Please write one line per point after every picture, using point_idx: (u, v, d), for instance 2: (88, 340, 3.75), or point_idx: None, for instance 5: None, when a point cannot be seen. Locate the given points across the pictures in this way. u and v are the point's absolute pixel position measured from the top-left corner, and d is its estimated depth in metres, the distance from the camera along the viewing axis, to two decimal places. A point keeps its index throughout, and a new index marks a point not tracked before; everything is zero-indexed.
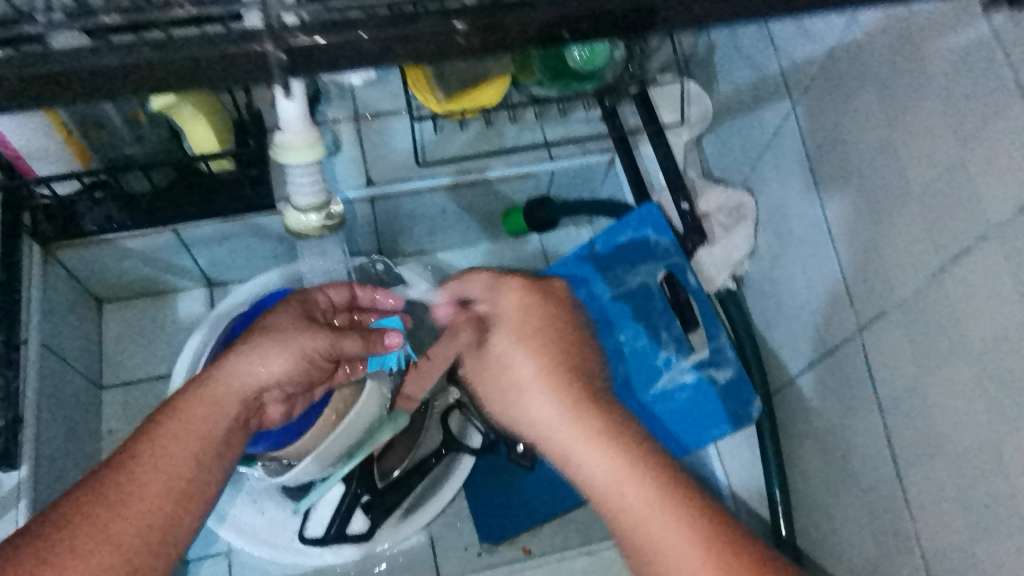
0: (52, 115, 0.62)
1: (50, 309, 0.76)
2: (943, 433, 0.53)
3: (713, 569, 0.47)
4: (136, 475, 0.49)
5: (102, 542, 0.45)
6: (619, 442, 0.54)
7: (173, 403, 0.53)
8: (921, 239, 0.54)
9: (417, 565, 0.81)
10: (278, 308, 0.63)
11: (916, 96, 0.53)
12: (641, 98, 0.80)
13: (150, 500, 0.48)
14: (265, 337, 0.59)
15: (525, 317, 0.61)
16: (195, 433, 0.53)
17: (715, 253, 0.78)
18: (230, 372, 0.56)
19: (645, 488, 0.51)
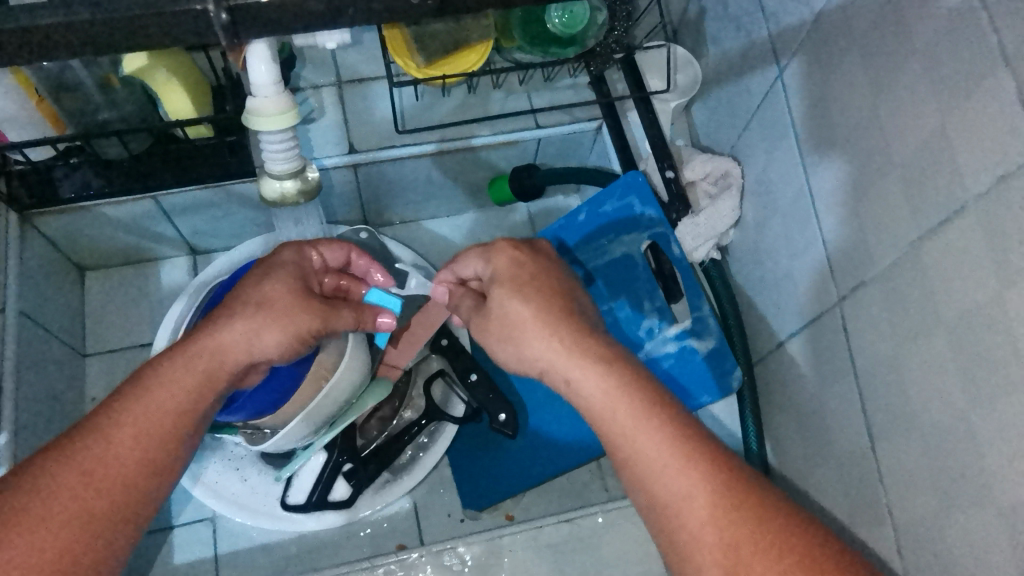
0: (19, 75, 0.62)
1: (28, 277, 0.75)
2: (915, 404, 0.53)
3: (726, 508, 0.45)
4: (114, 445, 0.48)
5: (71, 513, 0.45)
6: (627, 378, 0.51)
7: (158, 369, 0.51)
8: (900, 209, 0.53)
9: (401, 531, 0.83)
10: (274, 270, 0.58)
11: (900, 62, 0.52)
12: (627, 63, 0.81)
13: (125, 472, 0.48)
14: (257, 306, 0.56)
15: (520, 270, 0.57)
16: (179, 407, 0.51)
17: (700, 223, 0.77)
18: (223, 345, 0.54)
19: (642, 416, 0.49)
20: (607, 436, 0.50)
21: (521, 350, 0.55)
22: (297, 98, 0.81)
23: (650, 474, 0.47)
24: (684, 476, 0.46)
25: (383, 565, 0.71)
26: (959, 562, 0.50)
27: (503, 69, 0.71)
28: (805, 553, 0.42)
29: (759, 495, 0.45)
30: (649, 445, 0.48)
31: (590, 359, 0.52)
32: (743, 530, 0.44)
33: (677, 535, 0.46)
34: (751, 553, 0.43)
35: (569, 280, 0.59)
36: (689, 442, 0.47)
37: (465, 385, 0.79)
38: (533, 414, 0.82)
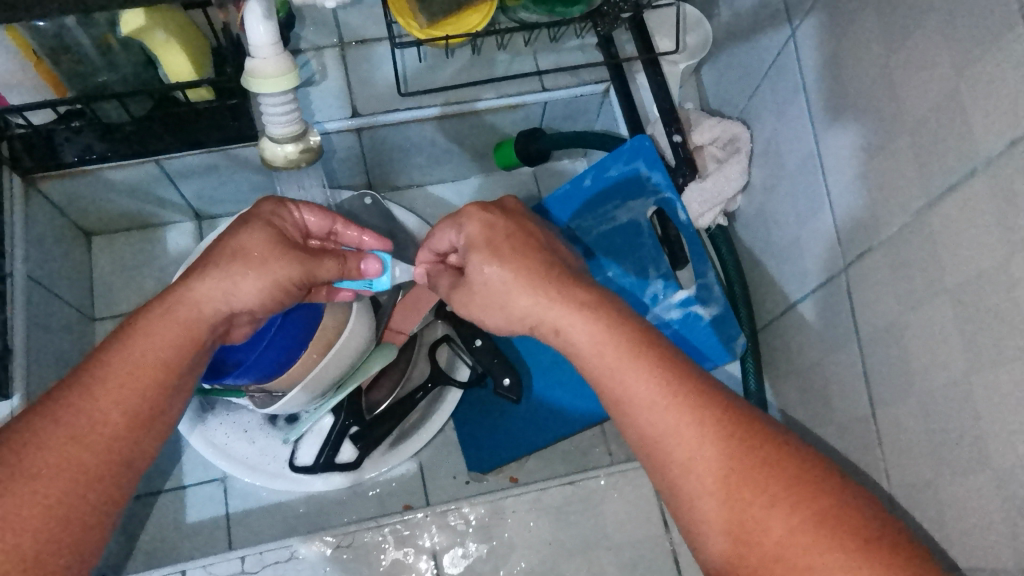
0: (15, 36, 0.62)
1: (35, 242, 0.76)
2: (916, 371, 0.53)
3: (716, 442, 0.45)
4: (98, 399, 0.47)
5: (61, 469, 0.44)
6: (610, 321, 0.50)
7: (136, 325, 0.50)
8: (910, 173, 0.52)
9: (408, 492, 0.84)
10: (247, 222, 0.57)
11: (915, 19, 0.50)
12: (636, 23, 0.78)
13: (112, 425, 0.47)
14: (231, 258, 0.54)
15: (494, 235, 0.55)
16: (160, 358, 0.50)
17: (707, 188, 0.78)
18: (201, 296, 0.53)
19: (630, 356, 0.48)
20: (596, 378, 0.50)
21: (509, 309, 0.54)
22: (299, 60, 0.79)
23: (639, 412, 0.47)
24: (671, 411, 0.46)
25: (388, 524, 0.72)
26: (953, 524, 0.50)
27: (506, 30, 0.70)
28: (794, 480, 0.43)
29: (747, 426, 0.46)
30: (635, 383, 0.47)
31: (574, 307, 0.51)
32: (731, 458, 0.44)
33: (667, 465, 0.47)
34: (742, 481, 0.44)
35: (542, 231, 0.58)
36: (676, 377, 0.47)
37: (470, 350, 0.80)
38: (537, 379, 0.83)
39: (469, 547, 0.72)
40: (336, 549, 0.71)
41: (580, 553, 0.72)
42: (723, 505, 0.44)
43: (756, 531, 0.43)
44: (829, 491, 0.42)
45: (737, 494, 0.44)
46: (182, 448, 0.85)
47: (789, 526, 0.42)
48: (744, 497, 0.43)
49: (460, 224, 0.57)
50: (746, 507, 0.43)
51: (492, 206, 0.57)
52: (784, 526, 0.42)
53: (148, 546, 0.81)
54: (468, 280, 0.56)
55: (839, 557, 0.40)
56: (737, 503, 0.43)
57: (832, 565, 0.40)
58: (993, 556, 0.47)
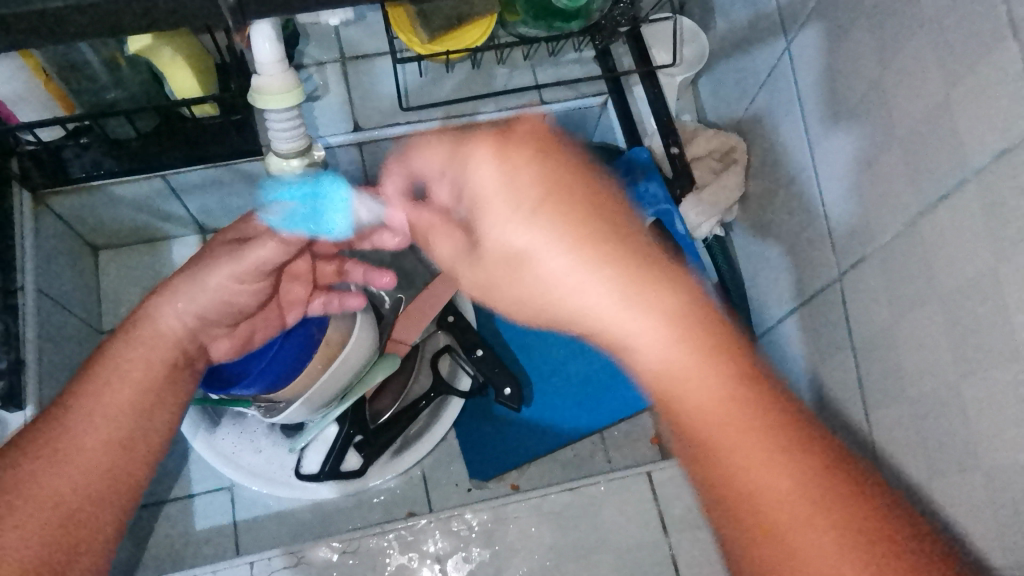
0: (29, 58, 0.63)
1: (45, 255, 0.77)
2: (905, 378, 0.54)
3: (793, 480, 0.42)
4: (75, 419, 0.53)
5: (47, 482, 0.50)
6: (685, 323, 0.46)
7: (107, 352, 0.58)
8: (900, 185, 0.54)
9: (412, 498, 0.85)
10: (207, 248, 0.63)
11: (905, 35, 0.52)
12: (633, 36, 0.80)
13: (88, 440, 0.53)
14: (177, 278, 0.61)
15: (528, 186, 0.47)
16: (127, 376, 0.56)
17: (704, 200, 0.78)
18: (166, 312, 0.60)
19: (701, 371, 0.45)
20: (664, 390, 0.47)
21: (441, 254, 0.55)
22: (301, 75, 0.81)
23: (712, 434, 0.45)
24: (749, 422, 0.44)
25: (392, 530, 0.73)
26: (950, 529, 0.51)
27: (507, 44, 0.71)
28: (875, 532, 0.41)
29: (816, 448, 0.44)
30: (705, 406, 0.45)
31: (627, 303, 0.46)
32: (813, 491, 0.42)
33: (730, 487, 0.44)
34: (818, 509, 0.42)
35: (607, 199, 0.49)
36: (757, 407, 0.44)
37: (471, 359, 0.81)
38: (538, 387, 0.85)
39: (472, 552, 0.73)
40: (342, 554, 0.72)
41: (582, 556, 0.73)
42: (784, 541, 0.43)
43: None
44: (897, 546, 0.40)
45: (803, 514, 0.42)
46: (189, 458, 0.86)
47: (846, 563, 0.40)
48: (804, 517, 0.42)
49: (461, 168, 0.49)
50: (811, 556, 0.41)
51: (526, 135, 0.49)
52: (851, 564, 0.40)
53: (157, 553, 0.83)
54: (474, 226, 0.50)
55: None
56: (802, 552, 0.41)
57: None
58: (985, 559, 0.48)
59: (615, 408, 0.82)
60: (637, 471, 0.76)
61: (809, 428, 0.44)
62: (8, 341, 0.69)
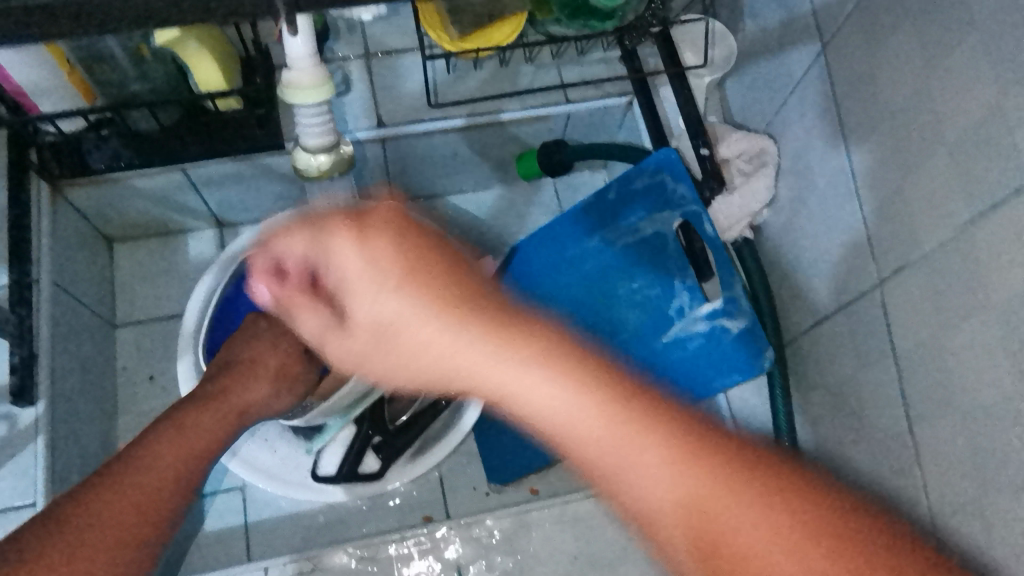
0: (53, 48, 0.61)
1: (60, 247, 0.75)
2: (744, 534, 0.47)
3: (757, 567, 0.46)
4: (158, 464, 0.58)
5: (130, 519, 0.54)
6: (679, 460, 0.50)
7: (177, 421, 0.63)
8: (806, 506, 0.47)
9: (427, 503, 0.83)
10: (266, 339, 0.77)
11: (954, 37, 0.50)
12: (662, 38, 0.79)
13: (168, 482, 0.58)
14: (259, 366, 0.74)
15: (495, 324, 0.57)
16: (198, 446, 0.62)
17: (733, 203, 0.76)
18: (247, 406, 0.71)
19: (706, 496, 0.49)
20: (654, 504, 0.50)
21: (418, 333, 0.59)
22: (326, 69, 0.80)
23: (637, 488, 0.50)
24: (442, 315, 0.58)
25: (413, 536, 0.71)
26: (995, 547, 0.49)
27: (537, 43, 0.70)
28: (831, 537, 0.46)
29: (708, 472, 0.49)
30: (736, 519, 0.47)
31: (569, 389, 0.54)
32: (695, 495, 0.49)
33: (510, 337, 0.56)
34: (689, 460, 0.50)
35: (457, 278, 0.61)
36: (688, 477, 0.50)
37: None
38: None
39: (494, 560, 0.71)
40: (361, 561, 0.70)
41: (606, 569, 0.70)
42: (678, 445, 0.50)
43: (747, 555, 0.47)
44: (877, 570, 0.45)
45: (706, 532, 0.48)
46: (200, 458, 0.85)
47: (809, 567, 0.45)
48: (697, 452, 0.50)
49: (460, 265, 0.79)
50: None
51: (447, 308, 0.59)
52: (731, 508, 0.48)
53: (167, 556, 0.81)
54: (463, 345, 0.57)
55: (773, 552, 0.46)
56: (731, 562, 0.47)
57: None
58: None
59: None
60: None
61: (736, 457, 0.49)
62: (22, 334, 0.67)
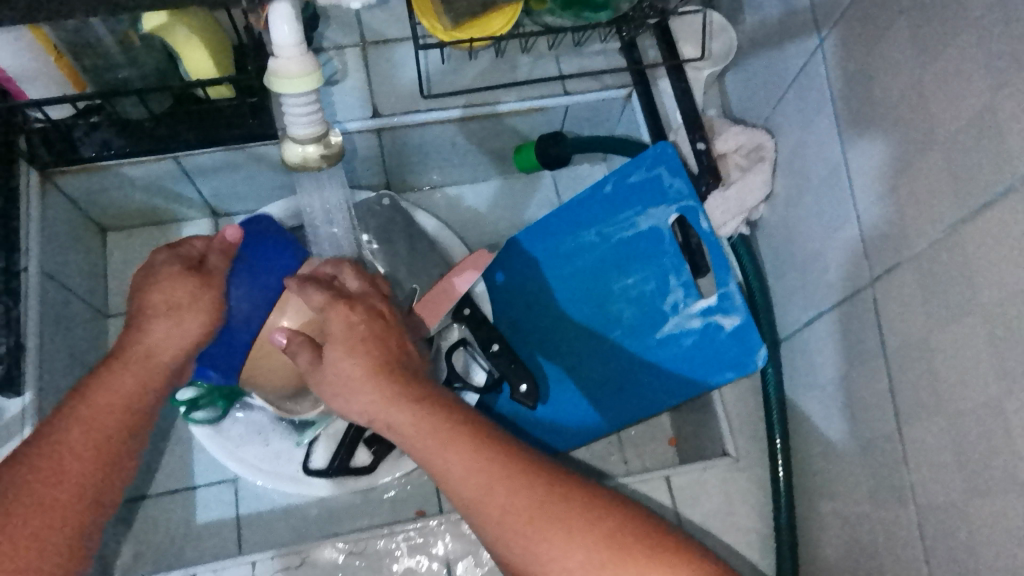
0: (38, 32, 0.60)
1: (50, 237, 0.75)
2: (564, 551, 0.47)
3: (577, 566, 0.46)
4: (68, 439, 0.49)
5: (42, 507, 0.46)
6: (514, 477, 0.50)
7: (85, 385, 0.52)
8: (635, 537, 0.47)
9: (419, 496, 0.83)
10: (161, 271, 0.57)
11: (949, 32, 0.49)
12: (660, 31, 0.78)
13: (84, 462, 0.49)
14: (164, 308, 0.56)
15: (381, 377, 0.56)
16: (125, 404, 0.53)
17: (730, 198, 0.75)
18: (152, 346, 0.55)
19: (539, 518, 0.48)
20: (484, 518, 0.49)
21: (353, 406, 0.56)
22: (320, 58, 0.79)
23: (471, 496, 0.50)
24: (375, 390, 0.55)
25: (402, 531, 0.71)
26: (979, 550, 0.48)
27: (531, 33, 0.69)
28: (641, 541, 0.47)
29: (543, 497, 0.49)
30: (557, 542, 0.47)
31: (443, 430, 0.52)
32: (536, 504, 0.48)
33: (434, 420, 0.53)
34: (616, 569, 0.46)
35: (391, 335, 0.59)
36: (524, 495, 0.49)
37: (486, 355, 0.77)
38: (555, 386, 0.80)
39: (482, 556, 0.71)
40: (348, 555, 0.70)
41: None
42: (603, 546, 0.47)
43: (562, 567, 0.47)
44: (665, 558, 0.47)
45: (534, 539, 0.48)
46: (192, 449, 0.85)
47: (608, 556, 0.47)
48: (626, 556, 0.46)
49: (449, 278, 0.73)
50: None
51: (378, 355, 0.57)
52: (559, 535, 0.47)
53: (157, 546, 0.81)
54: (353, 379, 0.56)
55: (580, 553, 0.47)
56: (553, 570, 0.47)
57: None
58: None
59: (637, 411, 0.77)
60: (656, 475, 0.73)
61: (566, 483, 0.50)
62: (8, 324, 0.68)
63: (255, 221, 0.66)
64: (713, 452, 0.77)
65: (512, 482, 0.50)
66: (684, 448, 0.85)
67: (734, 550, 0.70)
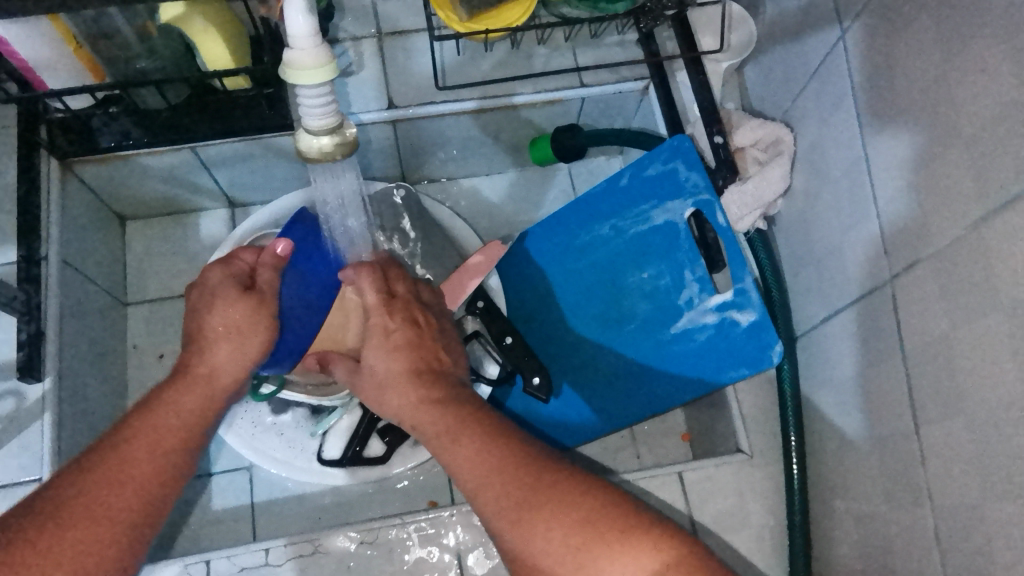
0: (58, 23, 0.61)
1: (70, 225, 0.76)
2: (544, 531, 0.48)
3: (560, 548, 0.47)
4: (131, 454, 0.50)
5: (103, 521, 0.47)
6: (511, 465, 0.50)
7: (152, 402, 0.54)
8: (622, 523, 0.48)
9: (431, 488, 0.83)
10: (216, 293, 0.59)
11: (975, 25, 0.48)
12: (679, 21, 0.77)
13: (144, 478, 0.50)
14: (224, 333, 0.58)
15: (408, 378, 0.57)
16: (186, 421, 0.54)
17: (747, 191, 0.73)
18: (215, 369, 0.57)
19: (528, 503, 0.48)
20: (480, 500, 0.50)
21: (384, 406, 0.58)
22: (336, 49, 0.79)
23: (470, 479, 0.50)
24: (404, 391, 0.56)
25: (413, 521, 0.71)
26: (999, 555, 0.47)
27: (547, 25, 0.68)
28: (622, 526, 0.48)
29: (536, 481, 0.49)
30: (545, 526, 0.48)
31: (454, 419, 0.53)
32: (527, 488, 0.49)
33: (443, 418, 0.54)
34: (596, 552, 0.47)
35: (428, 333, 0.60)
36: (518, 481, 0.49)
37: (500, 348, 0.76)
38: (568, 379, 0.80)
39: (492, 547, 0.71)
40: (360, 544, 0.70)
41: None
42: (579, 532, 0.47)
43: (544, 548, 0.47)
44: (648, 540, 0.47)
45: (520, 518, 0.49)
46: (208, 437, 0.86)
47: (582, 535, 0.47)
48: (602, 540, 0.47)
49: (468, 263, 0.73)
50: (545, 557, 0.47)
51: (413, 351, 0.59)
52: (549, 519, 0.48)
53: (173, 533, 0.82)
54: (384, 378, 0.58)
55: (562, 533, 0.47)
56: (535, 550, 0.48)
57: None
58: None
59: (648, 406, 0.76)
60: (669, 470, 0.72)
61: (563, 471, 0.50)
62: (29, 311, 0.69)
63: (297, 224, 0.71)
64: (726, 448, 0.77)
65: (509, 469, 0.50)
66: (698, 443, 0.85)
67: (748, 547, 0.70)
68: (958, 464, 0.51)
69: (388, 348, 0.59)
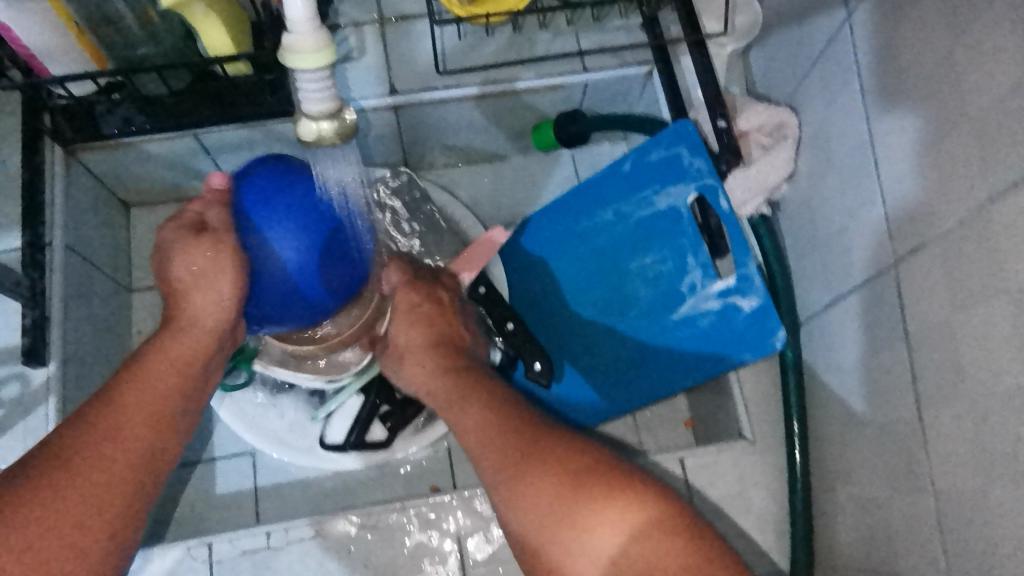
0: (58, 5, 0.61)
1: (75, 211, 0.77)
2: (532, 485, 0.51)
3: (546, 500, 0.50)
4: (123, 405, 0.54)
5: (101, 468, 0.51)
6: (510, 428, 0.55)
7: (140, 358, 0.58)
8: (604, 481, 0.50)
9: (434, 473, 0.84)
10: (173, 245, 0.61)
11: (982, 3, 0.47)
12: (682, 4, 0.76)
13: (139, 427, 0.54)
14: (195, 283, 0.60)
15: (427, 351, 0.66)
16: (174, 367, 0.59)
17: (751, 176, 0.72)
18: (195, 314, 0.61)
19: (522, 458, 0.53)
20: (482, 461, 0.55)
21: (405, 374, 0.67)
22: (337, 36, 0.79)
23: (473, 439, 0.56)
24: (424, 361, 0.65)
25: (414, 506, 0.71)
26: (1001, 542, 0.47)
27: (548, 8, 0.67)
28: (605, 484, 0.50)
29: (529, 443, 0.53)
30: (532, 481, 0.51)
31: (463, 392, 0.60)
32: (521, 449, 0.53)
33: (454, 387, 0.61)
34: (576, 505, 0.49)
35: (449, 313, 0.68)
36: (514, 441, 0.54)
37: (503, 333, 0.75)
38: (569, 364, 0.79)
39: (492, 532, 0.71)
40: (361, 528, 0.70)
41: None
42: (566, 490, 0.50)
43: (531, 501, 0.51)
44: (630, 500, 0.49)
45: (513, 475, 0.52)
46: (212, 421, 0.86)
47: (568, 492, 0.50)
48: (585, 497, 0.50)
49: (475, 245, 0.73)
50: (532, 511, 0.51)
51: (433, 322, 0.67)
52: (537, 474, 0.51)
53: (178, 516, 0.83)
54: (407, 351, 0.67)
55: (546, 486, 0.51)
56: (524, 504, 0.51)
57: (605, 535, 0.48)
58: None
59: (650, 392, 0.77)
60: (670, 456, 0.72)
61: (554, 437, 0.54)
62: (34, 297, 0.69)
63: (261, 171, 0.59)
64: (728, 435, 0.77)
65: (507, 431, 0.55)
66: (701, 430, 0.84)
67: (748, 532, 0.70)
68: (960, 449, 0.50)
69: (411, 326, 0.67)
